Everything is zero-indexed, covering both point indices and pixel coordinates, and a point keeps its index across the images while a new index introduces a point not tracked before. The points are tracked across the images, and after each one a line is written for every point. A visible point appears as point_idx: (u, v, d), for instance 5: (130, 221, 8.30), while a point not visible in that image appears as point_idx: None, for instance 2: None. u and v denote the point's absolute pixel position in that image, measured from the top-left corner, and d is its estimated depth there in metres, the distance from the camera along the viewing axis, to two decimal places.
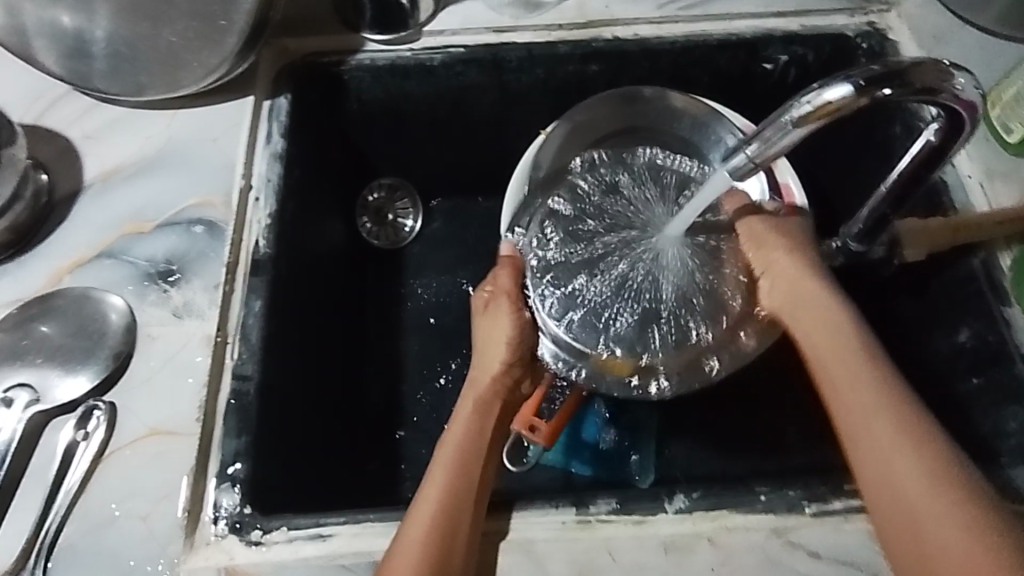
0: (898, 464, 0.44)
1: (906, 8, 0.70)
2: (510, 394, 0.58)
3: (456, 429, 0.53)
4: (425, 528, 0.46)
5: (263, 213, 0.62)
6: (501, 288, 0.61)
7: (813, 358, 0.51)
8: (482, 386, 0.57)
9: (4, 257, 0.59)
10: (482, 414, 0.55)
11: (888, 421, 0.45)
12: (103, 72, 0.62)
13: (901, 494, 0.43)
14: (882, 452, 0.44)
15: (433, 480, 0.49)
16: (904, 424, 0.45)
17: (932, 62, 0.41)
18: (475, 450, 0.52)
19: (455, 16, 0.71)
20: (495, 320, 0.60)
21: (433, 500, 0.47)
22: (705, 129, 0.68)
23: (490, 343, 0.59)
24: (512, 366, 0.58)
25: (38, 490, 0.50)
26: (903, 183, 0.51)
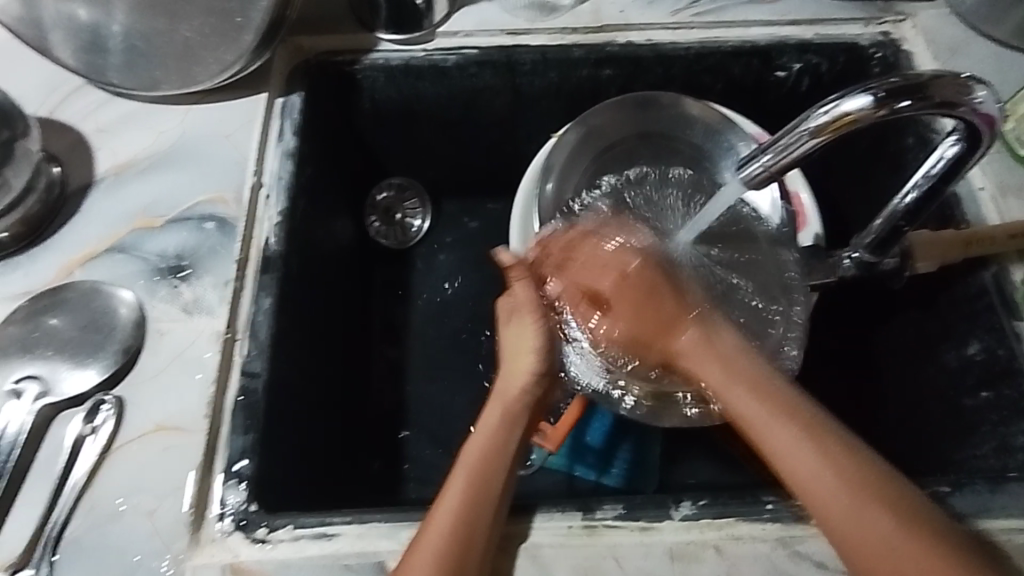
0: (822, 477, 0.44)
1: (922, 18, 0.69)
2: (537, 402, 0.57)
3: (478, 439, 0.53)
4: (440, 539, 0.45)
5: (274, 210, 0.62)
6: (518, 301, 0.59)
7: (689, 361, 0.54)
8: (510, 395, 0.56)
9: (16, 248, 0.60)
10: (508, 422, 0.54)
11: (805, 432, 0.46)
12: (118, 66, 0.62)
13: (833, 506, 0.43)
14: (806, 465, 0.45)
15: (452, 490, 0.49)
16: (814, 434, 0.46)
17: (952, 77, 0.40)
18: (494, 462, 0.51)
19: (469, 18, 0.71)
20: (521, 330, 0.58)
21: (445, 515, 0.47)
22: (717, 137, 0.68)
23: (519, 354, 0.58)
24: (540, 378, 0.57)
25: (45, 482, 0.50)
26: (919, 194, 0.50)
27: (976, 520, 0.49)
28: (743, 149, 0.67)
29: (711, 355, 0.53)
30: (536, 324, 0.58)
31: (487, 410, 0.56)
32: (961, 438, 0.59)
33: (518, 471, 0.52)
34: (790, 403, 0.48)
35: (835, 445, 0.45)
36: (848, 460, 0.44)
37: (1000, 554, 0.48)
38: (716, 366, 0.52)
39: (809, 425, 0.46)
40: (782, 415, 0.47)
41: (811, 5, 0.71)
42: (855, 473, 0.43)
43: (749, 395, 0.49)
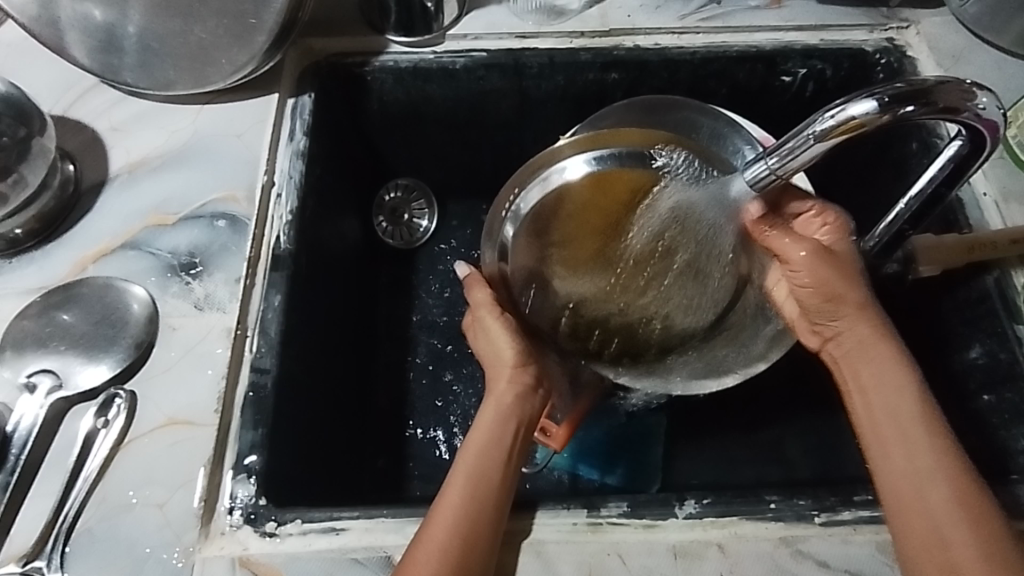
0: (914, 473, 0.46)
1: (926, 25, 0.70)
2: (529, 394, 0.55)
3: (473, 443, 0.52)
4: (446, 534, 0.46)
5: (285, 208, 0.62)
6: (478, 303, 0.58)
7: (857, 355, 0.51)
8: (501, 393, 0.55)
9: (30, 244, 0.60)
10: (509, 418, 0.54)
11: (909, 421, 0.48)
12: (132, 66, 0.63)
13: (912, 506, 0.45)
14: (903, 466, 0.46)
15: (447, 502, 0.48)
16: (925, 430, 0.47)
17: (956, 83, 0.41)
18: (489, 466, 0.50)
19: (478, 22, 0.72)
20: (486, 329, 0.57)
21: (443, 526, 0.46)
22: (724, 139, 0.67)
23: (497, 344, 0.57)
24: (525, 367, 0.56)
25: (58, 475, 0.51)
26: (922, 201, 0.51)
27: None
28: (750, 153, 0.66)
29: (883, 368, 0.50)
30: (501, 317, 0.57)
31: (482, 410, 0.55)
32: None
33: (517, 468, 0.52)
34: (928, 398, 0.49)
35: (939, 446, 0.46)
36: (947, 472, 0.45)
37: None
38: (884, 363, 0.50)
39: (930, 421, 0.47)
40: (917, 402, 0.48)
41: (816, 11, 0.72)
42: (947, 467, 0.46)
43: (896, 378, 0.49)
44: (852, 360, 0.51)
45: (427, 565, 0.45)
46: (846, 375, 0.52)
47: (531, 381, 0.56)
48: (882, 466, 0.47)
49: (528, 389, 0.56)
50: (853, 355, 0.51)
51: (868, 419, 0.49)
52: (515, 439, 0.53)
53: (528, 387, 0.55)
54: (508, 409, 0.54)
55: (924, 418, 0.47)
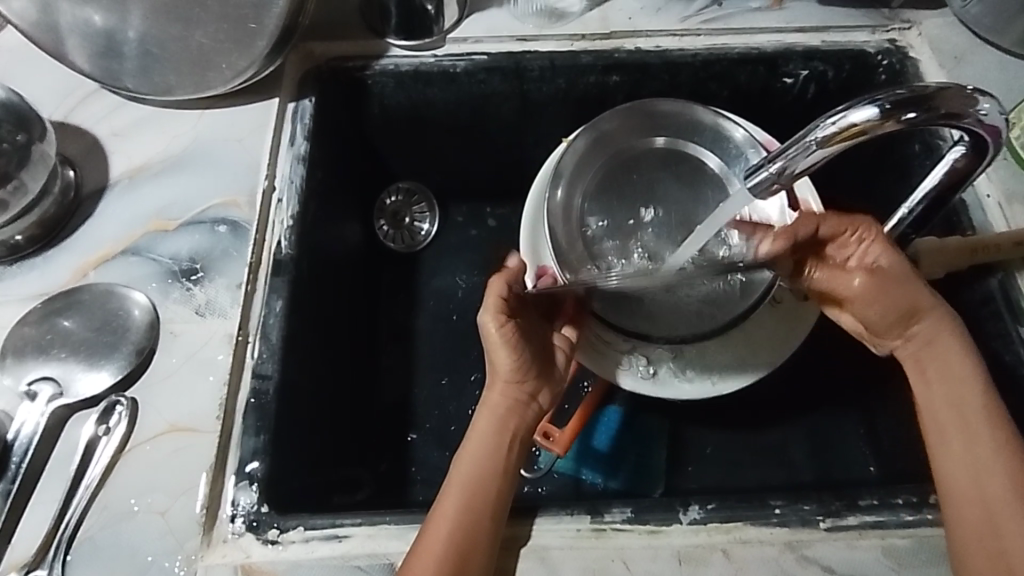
0: (983, 474, 0.48)
1: (928, 26, 0.70)
2: (524, 407, 0.56)
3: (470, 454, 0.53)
4: (441, 542, 0.46)
5: (286, 213, 0.62)
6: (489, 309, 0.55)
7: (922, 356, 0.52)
8: (495, 404, 0.55)
9: (31, 251, 0.60)
10: (503, 430, 0.54)
11: (980, 424, 0.49)
12: (133, 71, 0.63)
13: (984, 505, 0.47)
14: (974, 467, 0.48)
15: (444, 511, 0.48)
16: (996, 430, 0.49)
17: (958, 89, 0.41)
18: (486, 477, 0.51)
19: (479, 25, 0.71)
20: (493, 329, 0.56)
21: (440, 535, 0.47)
22: (726, 143, 0.68)
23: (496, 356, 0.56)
24: (520, 381, 0.55)
25: (59, 483, 0.51)
26: (925, 204, 0.50)
27: None
28: (752, 156, 0.67)
29: (958, 369, 0.51)
30: (507, 330, 0.54)
31: (476, 422, 0.55)
32: None
33: (513, 479, 0.53)
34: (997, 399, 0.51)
35: (1000, 443, 0.49)
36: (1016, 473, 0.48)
37: None
38: (958, 366, 0.51)
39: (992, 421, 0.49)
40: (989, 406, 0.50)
41: (817, 13, 0.71)
42: (1018, 470, 0.48)
43: (965, 378, 0.51)
44: (926, 361, 0.52)
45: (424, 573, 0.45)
46: (913, 370, 0.53)
47: (525, 397, 0.56)
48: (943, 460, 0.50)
49: (522, 402, 0.56)
50: (928, 358, 0.52)
51: (943, 419, 0.51)
52: (510, 451, 0.54)
53: (524, 401, 0.56)
54: (500, 422, 0.54)
55: (992, 417, 0.50)
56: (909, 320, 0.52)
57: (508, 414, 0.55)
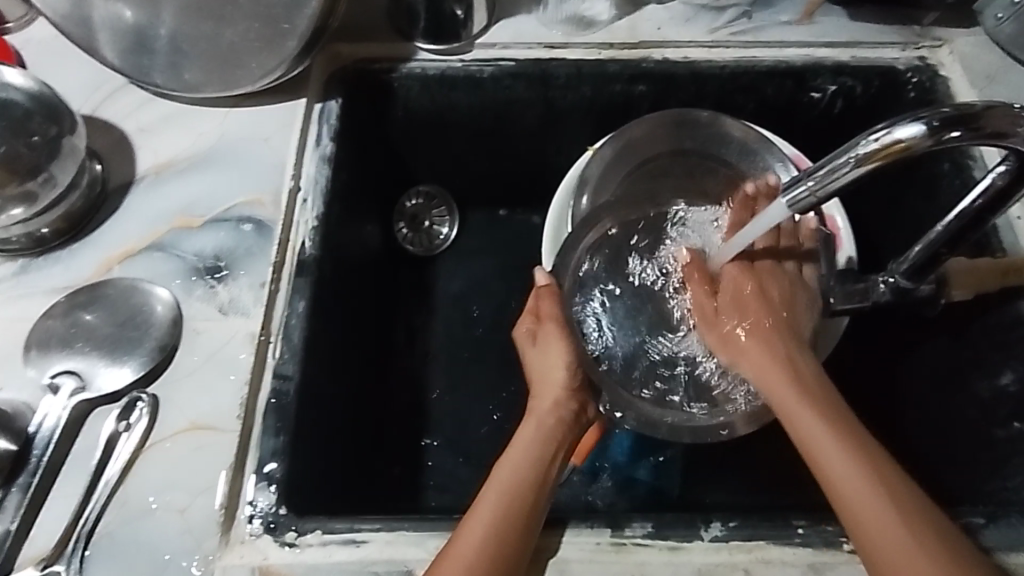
0: (856, 474, 0.46)
1: (959, 44, 0.70)
2: (570, 424, 0.54)
3: (511, 456, 0.51)
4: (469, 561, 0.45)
5: (310, 213, 0.62)
6: (545, 317, 0.57)
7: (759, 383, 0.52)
8: (545, 414, 0.54)
9: (56, 244, 0.60)
10: (550, 444, 0.52)
11: (835, 422, 0.49)
12: (162, 68, 0.64)
13: (862, 501, 0.45)
14: (832, 450, 0.48)
15: (480, 515, 0.47)
16: (836, 416, 0.50)
17: (1005, 108, 0.40)
18: (525, 482, 0.49)
19: (507, 31, 0.71)
20: (546, 346, 0.56)
21: (472, 545, 0.45)
22: (754, 157, 0.69)
23: (546, 372, 0.56)
24: (572, 393, 0.55)
25: (79, 477, 0.50)
26: (961, 223, 0.50)
27: (1001, 553, 0.49)
28: (780, 171, 0.67)
29: (792, 382, 0.51)
30: (564, 339, 0.56)
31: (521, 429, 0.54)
32: (990, 468, 0.58)
33: (554, 485, 0.51)
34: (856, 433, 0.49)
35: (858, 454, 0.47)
36: (872, 459, 0.47)
37: None
38: (787, 376, 0.51)
39: (840, 429, 0.49)
40: (844, 443, 0.48)
41: (847, 28, 0.71)
42: (876, 473, 0.46)
43: (834, 439, 0.48)
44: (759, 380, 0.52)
45: None
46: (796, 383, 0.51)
47: (574, 413, 0.54)
48: (828, 461, 0.47)
49: (570, 419, 0.54)
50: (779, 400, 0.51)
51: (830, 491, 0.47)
52: (554, 460, 0.52)
53: (571, 416, 0.54)
54: (547, 441, 0.52)
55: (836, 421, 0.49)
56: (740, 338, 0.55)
57: (557, 429, 0.53)
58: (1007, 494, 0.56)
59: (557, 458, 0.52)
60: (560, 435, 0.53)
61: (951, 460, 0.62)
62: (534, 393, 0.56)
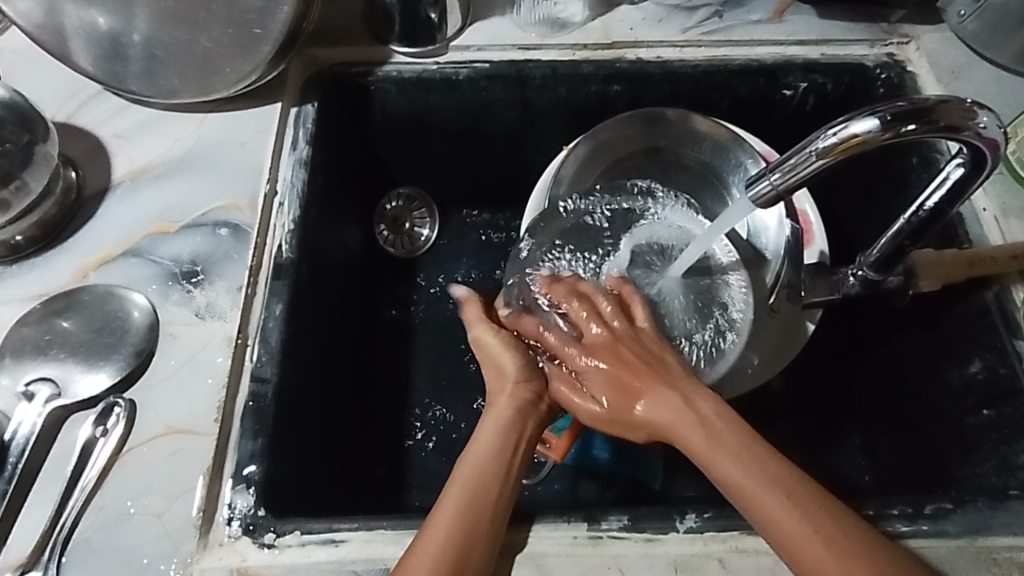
0: (770, 499, 0.45)
1: (926, 41, 0.71)
2: (529, 410, 0.54)
3: (471, 453, 0.51)
4: (435, 558, 0.45)
5: (287, 217, 0.62)
6: (473, 321, 0.60)
7: (658, 415, 0.51)
8: (502, 404, 0.54)
9: (32, 251, 0.60)
10: (508, 435, 0.52)
11: (744, 458, 0.47)
12: (137, 74, 0.64)
13: (770, 516, 0.45)
14: (741, 471, 0.47)
15: (444, 510, 0.47)
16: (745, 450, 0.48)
17: (957, 101, 0.41)
18: (486, 481, 0.49)
19: (482, 33, 0.72)
20: (488, 345, 0.58)
21: (435, 543, 0.46)
22: (726, 154, 0.70)
23: (497, 365, 0.57)
24: (524, 381, 0.55)
25: (55, 484, 0.50)
26: (923, 216, 0.51)
27: (968, 537, 0.50)
28: (751, 166, 0.68)
29: (684, 418, 0.50)
30: (499, 334, 0.58)
31: (480, 422, 0.54)
32: (961, 456, 0.59)
33: (519, 478, 0.51)
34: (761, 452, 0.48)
35: (766, 468, 0.47)
36: (776, 473, 0.46)
37: (985, 563, 0.49)
38: (692, 424, 0.49)
39: (745, 450, 0.48)
40: (745, 463, 0.47)
41: (817, 27, 0.72)
42: (778, 481, 0.46)
43: (737, 461, 0.47)
44: (669, 433, 0.51)
45: None
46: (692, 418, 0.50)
47: (530, 396, 0.55)
48: (731, 480, 0.47)
49: (530, 405, 0.54)
50: (669, 431, 0.51)
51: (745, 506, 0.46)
52: (516, 453, 0.52)
53: (529, 402, 0.54)
54: (507, 428, 0.52)
55: (739, 444, 0.48)
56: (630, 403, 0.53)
57: (516, 416, 0.53)
58: (976, 481, 0.57)
59: (518, 449, 0.52)
60: (517, 423, 0.53)
61: (923, 448, 0.63)
62: (491, 387, 0.56)
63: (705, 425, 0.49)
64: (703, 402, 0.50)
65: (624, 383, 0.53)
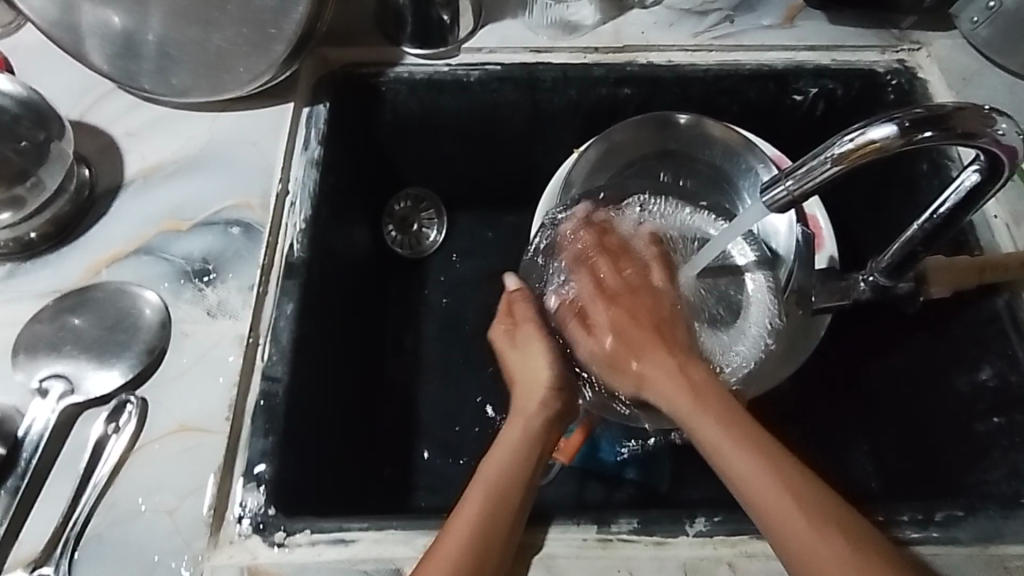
0: (754, 473, 0.46)
1: (937, 47, 0.71)
2: (557, 418, 0.54)
3: (496, 459, 0.51)
4: (455, 556, 0.45)
5: (299, 216, 0.63)
6: (520, 320, 0.59)
7: (654, 390, 0.51)
8: (530, 411, 0.54)
9: (45, 248, 0.61)
10: (535, 442, 0.53)
11: (728, 426, 0.47)
12: (151, 73, 0.64)
13: (764, 497, 0.45)
14: (733, 452, 0.47)
15: (468, 509, 0.48)
16: (721, 403, 0.49)
17: (975, 109, 0.41)
18: (513, 485, 0.49)
19: (494, 35, 0.73)
20: (528, 349, 0.58)
21: (458, 540, 0.46)
22: (736, 158, 0.70)
23: (529, 370, 0.57)
24: (557, 389, 0.56)
25: (67, 481, 0.50)
26: (936, 223, 0.50)
27: (978, 542, 0.50)
28: (762, 171, 0.68)
29: (670, 380, 0.50)
30: (543, 338, 0.58)
31: (508, 426, 0.54)
32: (971, 462, 0.59)
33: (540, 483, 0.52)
34: (749, 425, 0.48)
35: (754, 443, 0.47)
36: (765, 449, 0.47)
37: (994, 569, 0.49)
38: (679, 388, 0.50)
39: (735, 426, 0.47)
40: (734, 434, 0.47)
41: (828, 32, 0.72)
42: (766, 456, 0.46)
43: (729, 438, 0.47)
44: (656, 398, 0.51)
45: None
46: (684, 382, 0.50)
47: (562, 407, 0.55)
48: (727, 457, 0.47)
49: (557, 414, 0.55)
50: (661, 401, 0.50)
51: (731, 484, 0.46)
52: (540, 461, 0.52)
53: (559, 411, 0.55)
54: (534, 430, 0.53)
55: (729, 413, 0.48)
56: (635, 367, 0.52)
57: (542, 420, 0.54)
58: (985, 487, 0.57)
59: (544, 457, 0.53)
60: (548, 434, 0.54)
61: (931, 453, 0.63)
62: (518, 395, 0.56)
63: (699, 394, 0.49)
64: (692, 368, 0.51)
65: (625, 344, 0.53)
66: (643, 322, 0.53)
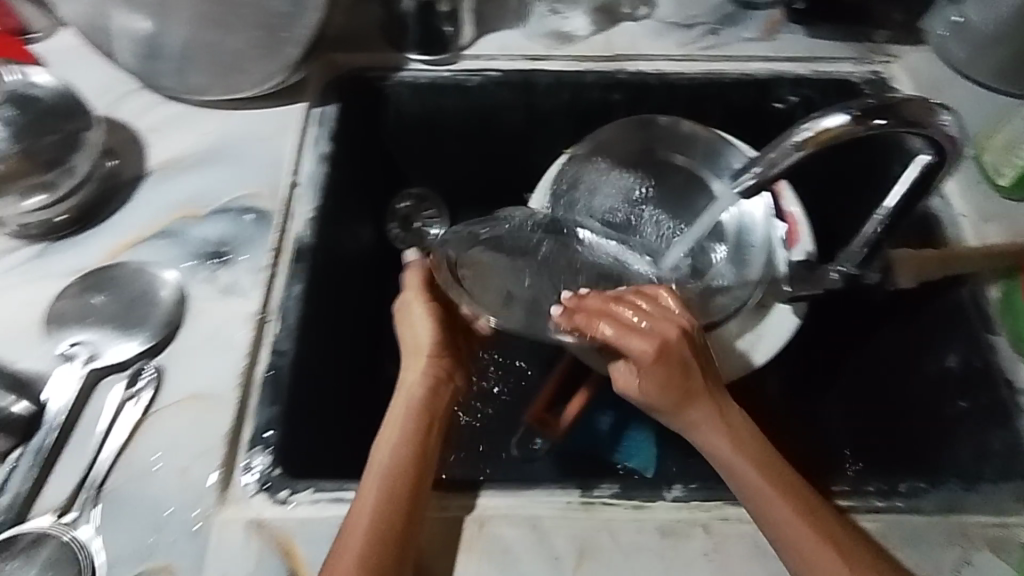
0: (793, 518, 0.48)
1: (908, 60, 0.76)
2: (439, 385, 0.58)
3: (388, 427, 0.53)
4: (369, 517, 0.47)
5: (307, 207, 0.67)
6: (411, 289, 0.63)
7: (702, 441, 0.53)
8: (415, 380, 0.57)
9: (70, 231, 0.65)
10: (423, 408, 0.55)
11: (771, 477, 0.50)
12: (173, 73, 0.69)
13: (804, 546, 0.47)
14: (772, 504, 0.49)
15: (371, 480, 0.49)
16: (761, 455, 0.51)
17: (921, 100, 0.46)
18: (407, 447, 0.52)
19: (493, 43, 0.78)
20: (414, 319, 0.61)
21: (368, 505, 0.48)
22: (714, 154, 0.75)
23: (414, 340, 0.60)
24: (438, 356, 0.59)
25: (87, 441, 0.54)
26: (897, 206, 0.55)
27: (939, 511, 0.53)
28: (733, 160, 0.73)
29: (716, 430, 0.52)
30: (432, 307, 0.62)
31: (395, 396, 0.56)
32: None
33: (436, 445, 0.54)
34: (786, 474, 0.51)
35: (794, 494, 0.49)
36: (803, 499, 0.49)
37: (954, 535, 0.52)
38: (722, 437, 0.52)
39: (774, 477, 0.50)
40: (775, 484, 0.50)
41: (806, 45, 0.77)
42: (805, 503, 0.49)
43: (772, 489, 0.49)
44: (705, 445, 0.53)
45: (357, 535, 0.46)
46: (727, 431, 0.52)
47: (445, 372, 0.59)
48: (769, 508, 0.49)
49: (441, 379, 0.58)
50: (709, 448, 0.52)
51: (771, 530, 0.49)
52: (429, 427, 0.54)
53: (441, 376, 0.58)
54: (419, 406, 0.55)
55: (766, 464, 0.51)
56: (685, 412, 0.53)
57: (427, 395, 0.56)
58: None
59: (433, 424, 0.55)
60: (436, 397, 0.57)
61: None
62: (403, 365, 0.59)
63: (739, 446, 0.52)
64: (732, 417, 0.53)
65: (667, 392, 0.53)
66: (685, 369, 0.52)
